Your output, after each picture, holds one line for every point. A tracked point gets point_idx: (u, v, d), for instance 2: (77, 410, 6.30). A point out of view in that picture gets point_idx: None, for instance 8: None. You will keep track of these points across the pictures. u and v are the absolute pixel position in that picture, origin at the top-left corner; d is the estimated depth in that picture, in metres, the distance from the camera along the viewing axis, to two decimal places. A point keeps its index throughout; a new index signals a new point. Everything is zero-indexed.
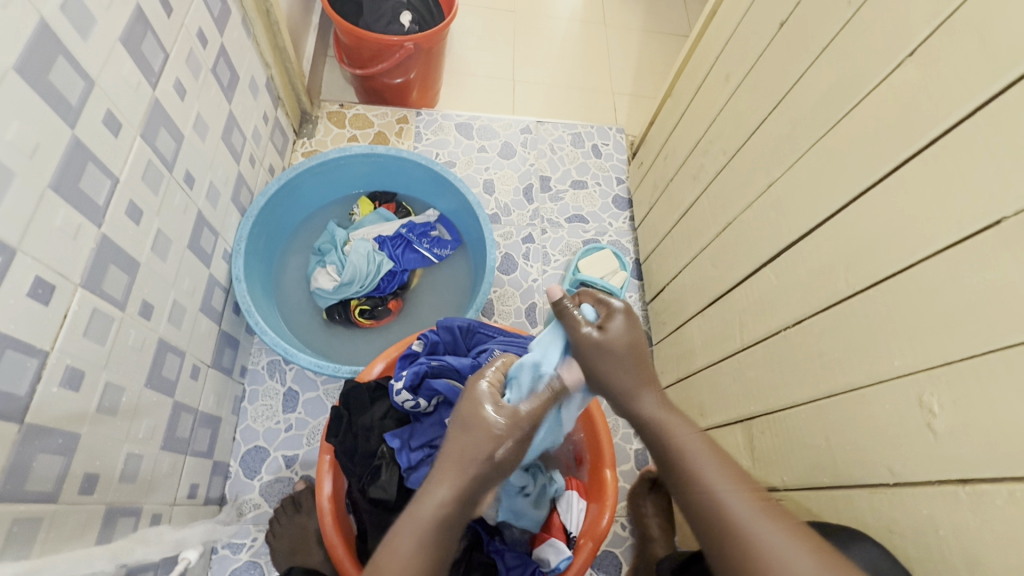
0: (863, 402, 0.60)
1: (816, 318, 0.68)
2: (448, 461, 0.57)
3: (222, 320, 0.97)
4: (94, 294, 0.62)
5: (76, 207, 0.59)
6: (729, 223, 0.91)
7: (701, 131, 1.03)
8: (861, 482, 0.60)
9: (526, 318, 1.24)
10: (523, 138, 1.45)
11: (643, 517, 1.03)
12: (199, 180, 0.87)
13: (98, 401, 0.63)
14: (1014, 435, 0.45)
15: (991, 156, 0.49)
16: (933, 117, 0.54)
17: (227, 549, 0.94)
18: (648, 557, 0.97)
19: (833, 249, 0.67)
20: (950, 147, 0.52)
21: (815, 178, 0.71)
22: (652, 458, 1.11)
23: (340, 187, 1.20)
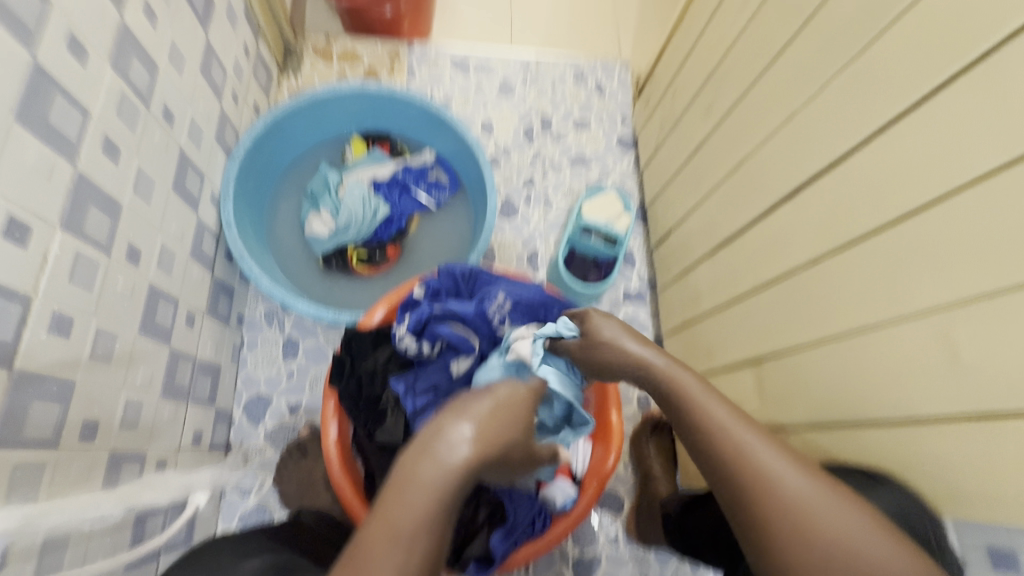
0: (879, 342, 0.59)
1: (833, 257, 0.66)
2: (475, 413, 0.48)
3: (215, 267, 0.93)
4: (76, 238, 0.58)
5: (47, 140, 0.54)
6: (742, 160, 0.86)
7: (714, 63, 0.96)
8: (872, 421, 0.60)
9: (528, 265, 1.21)
10: (522, 74, 1.36)
11: (645, 457, 1.06)
12: (178, 117, 0.81)
13: (91, 348, 0.61)
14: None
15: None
16: (979, 34, 0.49)
17: (235, 493, 0.96)
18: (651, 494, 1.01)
19: (855, 183, 0.63)
20: (995, 67, 0.48)
21: (839, 109, 0.66)
22: (653, 401, 1.12)
23: (331, 126, 1.13)
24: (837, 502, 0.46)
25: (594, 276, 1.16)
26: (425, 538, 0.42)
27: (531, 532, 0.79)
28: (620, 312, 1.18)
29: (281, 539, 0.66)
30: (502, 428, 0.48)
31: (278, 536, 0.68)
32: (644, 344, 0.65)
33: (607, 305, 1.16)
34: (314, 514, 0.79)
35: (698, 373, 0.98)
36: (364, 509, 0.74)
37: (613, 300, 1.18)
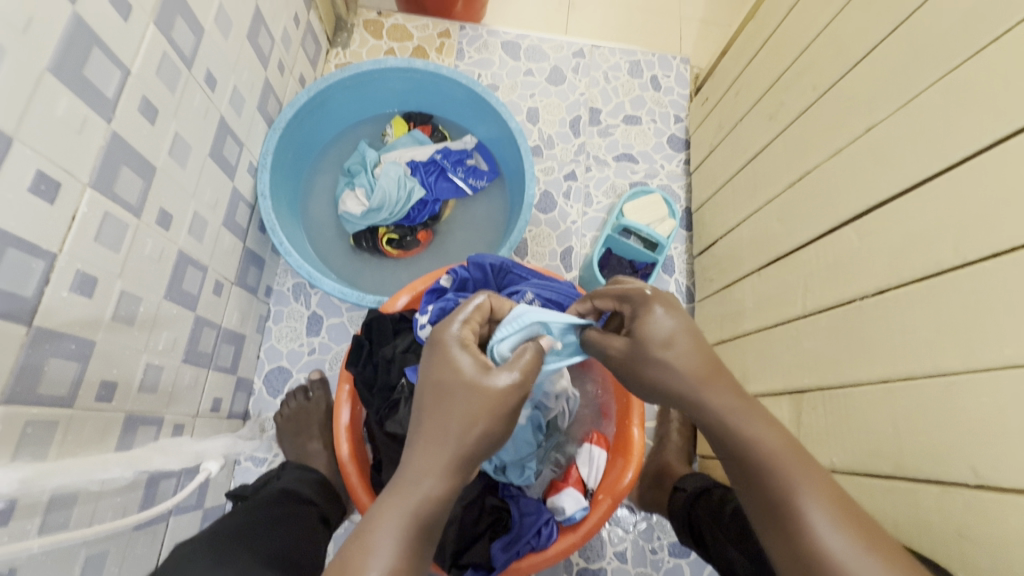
0: (949, 392, 0.53)
1: (904, 290, 0.59)
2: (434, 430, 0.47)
3: (247, 237, 0.93)
4: (105, 197, 0.58)
5: (79, 95, 0.53)
6: (807, 172, 0.79)
7: (786, 62, 0.88)
8: (932, 478, 0.54)
9: (561, 262, 1.16)
10: (575, 62, 1.31)
11: (667, 421, 1.02)
12: (221, 83, 0.80)
13: (113, 309, 0.61)
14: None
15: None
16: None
17: (249, 462, 0.96)
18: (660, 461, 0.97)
19: (943, 210, 0.56)
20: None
21: (933, 122, 0.59)
22: None
23: (374, 104, 1.11)
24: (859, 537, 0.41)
25: None
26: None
27: (535, 543, 0.74)
28: None
29: (266, 544, 0.61)
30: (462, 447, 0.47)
31: (263, 537, 0.62)
32: (695, 362, 0.52)
33: None
34: (297, 469, 0.81)
35: None
36: (366, 497, 0.73)
37: None
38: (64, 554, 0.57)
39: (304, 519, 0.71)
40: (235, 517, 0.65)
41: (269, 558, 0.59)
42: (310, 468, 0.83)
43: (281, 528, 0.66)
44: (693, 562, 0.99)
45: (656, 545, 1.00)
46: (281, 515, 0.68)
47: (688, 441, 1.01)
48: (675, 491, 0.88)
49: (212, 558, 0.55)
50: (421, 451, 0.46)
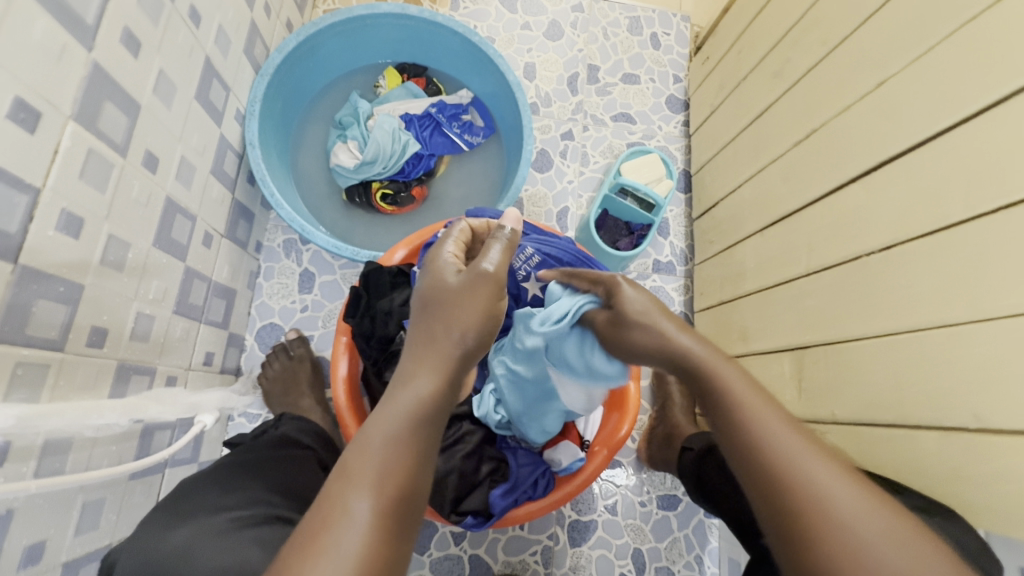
0: (949, 343, 0.54)
1: (908, 245, 0.60)
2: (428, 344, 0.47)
3: (236, 188, 0.90)
4: (89, 132, 0.55)
5: (56, 17, 0.49)
6: (812, 130, 0.78)
7: (794, 17, 0.86)
8: (930, 424, 0.56)
9: (557, 223, 1.15)
10: (574, 17, 1.26)
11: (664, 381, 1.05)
12: (206, 19, 0.75)
13: (101, 252, 0.59)
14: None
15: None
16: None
17: (243, 418, 0.96)
18: (668, 422, 1.00)
19: (952, 164, 0.56)
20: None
21: (947, 74, 0.58)
22: None
23: (366, 53, 1.06)
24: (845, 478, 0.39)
25: (624, 242, 1.09)
26: (386, 478, 0.39)
27: (532, 493, 0.77)
28: (648, 282, 1.13)
29: (270, 477, 0.63)
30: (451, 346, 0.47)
31: (269, 470, 0.64)
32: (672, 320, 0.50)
33: (635, 273, 1.12)
34: (295, 422, 0.79)
35: (732, 354, 0.93)
36: None
37: (642, 270, 1.13)
38: (62, 499, 0.57)
39: (306, 458, 0.72)
40: (241, 453, 0.67)
41: (277, 489, 0.61)
42: (306, 419, 0.82)
43: (285, 463, 0.67)
44: (682, 513, 1.03)
45: (645, 498, 1.03)
46: (281, 452, 0.70)
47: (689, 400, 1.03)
48: (684, 449, 0.89)
49: (216, 488, 0.57)
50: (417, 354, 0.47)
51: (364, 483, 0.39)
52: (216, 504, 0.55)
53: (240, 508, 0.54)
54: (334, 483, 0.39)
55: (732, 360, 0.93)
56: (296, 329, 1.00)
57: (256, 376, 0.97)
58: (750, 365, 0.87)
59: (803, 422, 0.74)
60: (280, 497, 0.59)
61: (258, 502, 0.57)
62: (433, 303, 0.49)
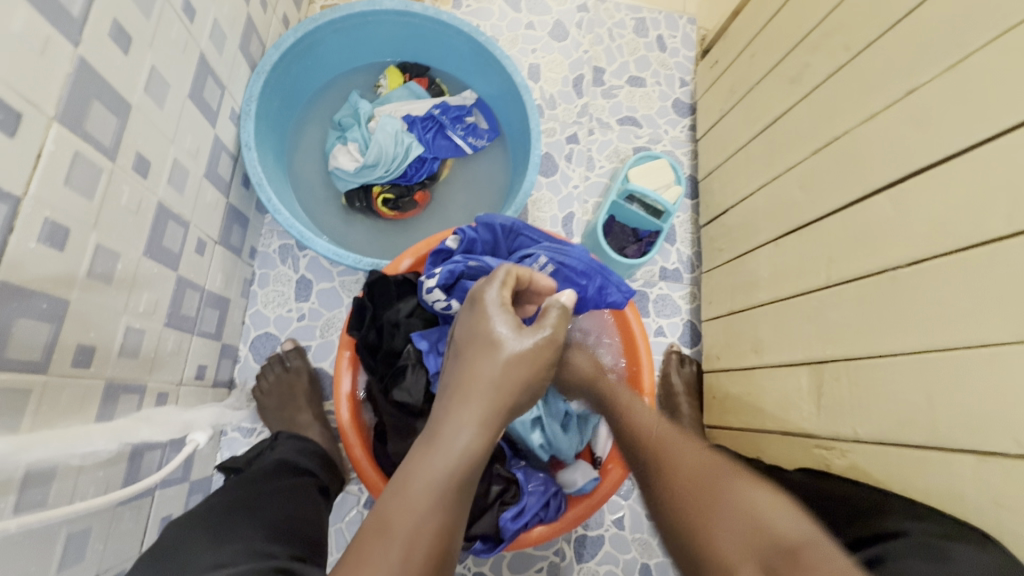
0: (987, 363, 0.52)
1: (941, 260, 0.58)
2: (478, 393, 0.47)
3: (230, 192, 0.85)
4: (75, 135, 0.50)
5: (38, 7, 0.45)
6: (832, 139, 0.76)
7: (812, 22, 0.84)
8: (966, 447, 0.54)
9: (562, 229, 1.12)
10: (579, 17, 1.24)
11: (673, 393, 1.02)
12: (201, 14, 0.70)
13: (88, 264, 0.54)
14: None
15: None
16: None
17: (236, 433, 0.91)
18: None
19: (992, 176, 0.54)
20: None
21: (983, 84, 0.56)
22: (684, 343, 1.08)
23: (367, 51, 1.02)
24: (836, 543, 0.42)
25: (632, 250, 1.06)
26: (423, 530, 0.41)
27: (543, 515, 0.74)
28: (655, 290, 1.11)
29: (267, 517, 0.57)
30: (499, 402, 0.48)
31: (266, 508, 0.59)
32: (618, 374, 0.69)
33: (642, 281, 1.09)
34: (292, 441, 0.76)
35: (744, 366, 0.91)
36: (372, 471, 0.70)
37: (649, 277, 1.11)
38: (44, 534, 0.52)
39: (307, 484, 0.69)
40: (232, 491, 0.61)
41: (275, 530, 0.56)
42: (304, 438, 0.78)
43: (281, 497, 0.62)
44: None
45: None
46: (279, 482, 0.65)
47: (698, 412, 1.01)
48: None
49: (209, 542, 0.52)
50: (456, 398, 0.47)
51: (398, 538, 0.41)
52: (210, 562, 0.49)
53: (235, 563, 0.49)
54: (370, 535, 0.41)
55: (745, 372, 0.91)
56: (292, 339, 0.95)
57: (250, 389, 0.93)
58: (765, 378, 0.85)
59: (823, 440, 0.72)
60: (279, 541, 0.54)
61: (255, 552, 0.51)
62: (484, 356, 0.49)
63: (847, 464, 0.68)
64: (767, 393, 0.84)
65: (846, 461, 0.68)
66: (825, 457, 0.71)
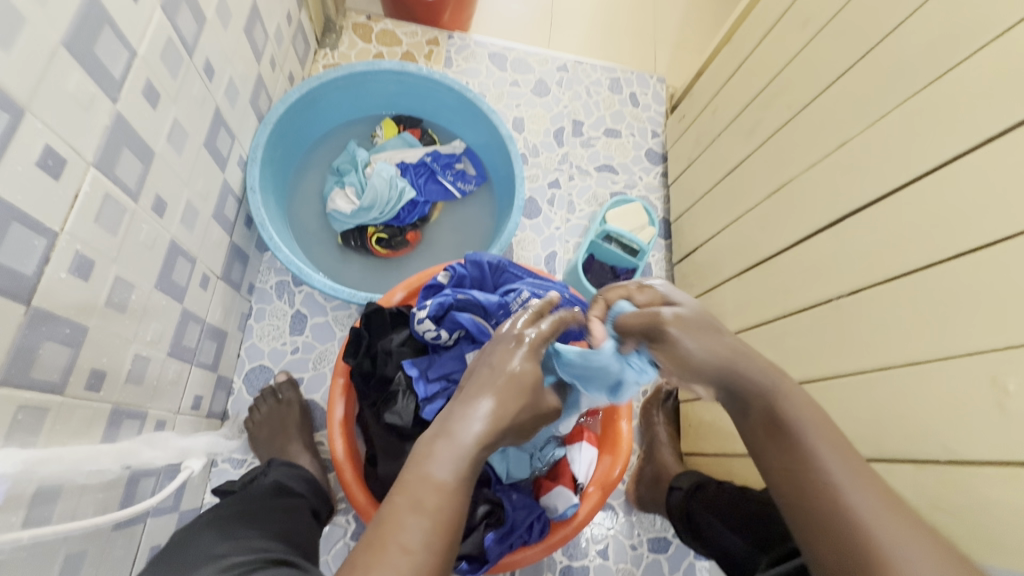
0: (919, 380, 0.58)
1: (876, 289, 0.66)
2: (493, 385, 0.49)
3: (234, 231, 0.91)
4: (107, 178, 0.57)
5: (89, 72, 0.52)
6: (782, 185, 0.86)
7: (761, 84, 0.96)
8: (906, 458, 0.59)
9: (545, 266, 1.20)
10: (559, 76, 1.36)
11: (653, 424, 1.07)
12: (218, 73, 0.79)
13: (107, 294, 0.59)
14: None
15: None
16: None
17: (227, 464, 0.93)
18: (657, 462, 1.01)
19: (913, 216, 0.63)
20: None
21: (899, 139, 0.66)
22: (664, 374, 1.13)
23: (365, 105, 1.12)
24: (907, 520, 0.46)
25: (610, 285, 1.14)
26: (452, 506, 0.42)
27: (526, 537, 0.77)
28: None
29: (271, 525, 0.62)
30: (514, 391, 0.49)
31: (268, 517, 0.63)
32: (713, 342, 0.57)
33: None
34: (284, 468, 0.77)
35: None
36: (361, 494, 0.73)
37: None
38: (46, 552, 0.54)
39: (301, 508, 0.71)
40: (237, 500, 0.65)
41: (277, 536, 0.60)
42: (296, 465, 0.80)
43: (282, 513, 0.66)
44: (672, 556, 1.02)
45: (635, 541, 1.02)
46: (275, 501, 0.68)
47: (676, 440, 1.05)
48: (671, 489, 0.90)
49: (218, 534, 0.56)
50: (471, 397, 0.48)
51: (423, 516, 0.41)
52: (216, 550, 0.53)
53: (238, 555, 0.53)
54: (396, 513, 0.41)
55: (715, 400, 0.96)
56: (286, 371, 0.99)
57: (242, 421, 0.95)
58: None
59: None
60: (280, 545, 0.58)
61: (258, 548, 0.55)
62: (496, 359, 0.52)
63: None
64: None
65: None
66: None
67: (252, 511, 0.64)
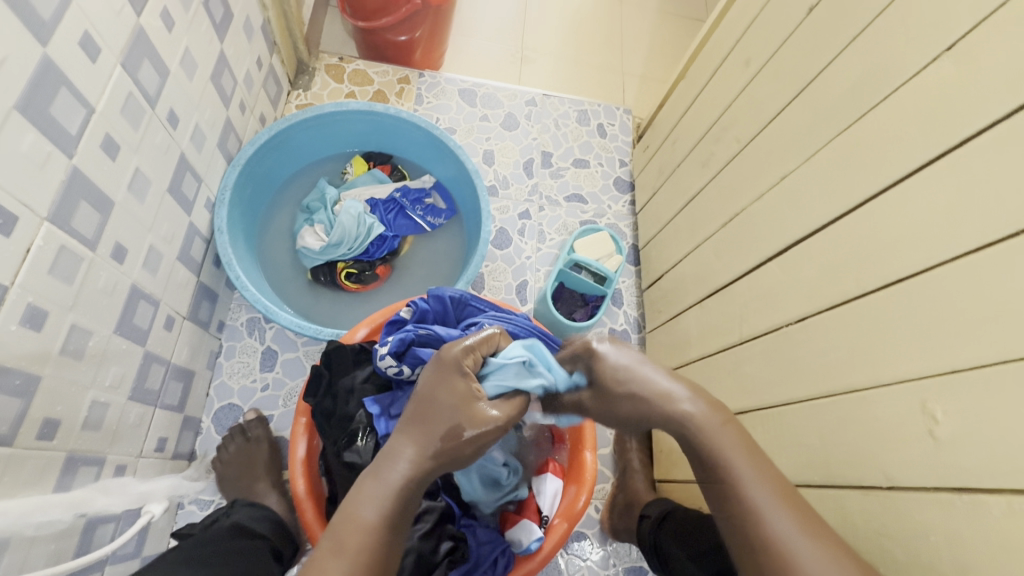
0: (860, 407, 0.60)
1: (819, 317, 0.68)
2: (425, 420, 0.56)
3: (201, 271, 0.93)
4: (63, 230, 0.58)
5: (44, 131, 0.54)
6: (735, 215, 0.88)
7: (713, 117, 1.00)
8: (853, 484, 0.60)
9: (517, 295, 1.22)
10: (528, 110, 1.40)
11: (625, 448, 1.06)
12: (183, 121, 0.81)
13: (62, 342, 0.60)
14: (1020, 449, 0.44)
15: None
16: (975, 111, 0.51)
17: (193, 505, 0.92)
18: (628, 490, 1.01)
19: (846, 248, 0.65)
20: (987, 147, 0.50)
21: (831, 173, 0.69)
22: None
23: (335, 143, 1.15)
24: (812, 534, 0.48)
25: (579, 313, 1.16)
26: (370, 547, 0.47)
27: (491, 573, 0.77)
28: None
29: (219, 569, 0.61)
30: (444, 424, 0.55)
31: (217, 561, 0.62)
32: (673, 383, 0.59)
33: None
34: (247, 509, 0.77)
35: None
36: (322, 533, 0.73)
37: None
38: None
39: (261, 547, 0.71)
40: (189, 544, 0.65)
41: None
42: (259, 505, 0.80)
43: (234, 555, 0.65)
44: None
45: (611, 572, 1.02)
46: (228, 544, 0.67)
47: (648, 466, 1.05)
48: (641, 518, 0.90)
49: None
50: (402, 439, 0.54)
51: (344, 556, 0.46)
52: None
53: None
54: (324, 555, 0.46)
55: None
56: (255, 409, 0.99)
57: (210, 461, 0.95)
58: None
59: None
60: None
61: None
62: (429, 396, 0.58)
63: None
64: None
65: None
66: None
67: (201, 556, 0.63)
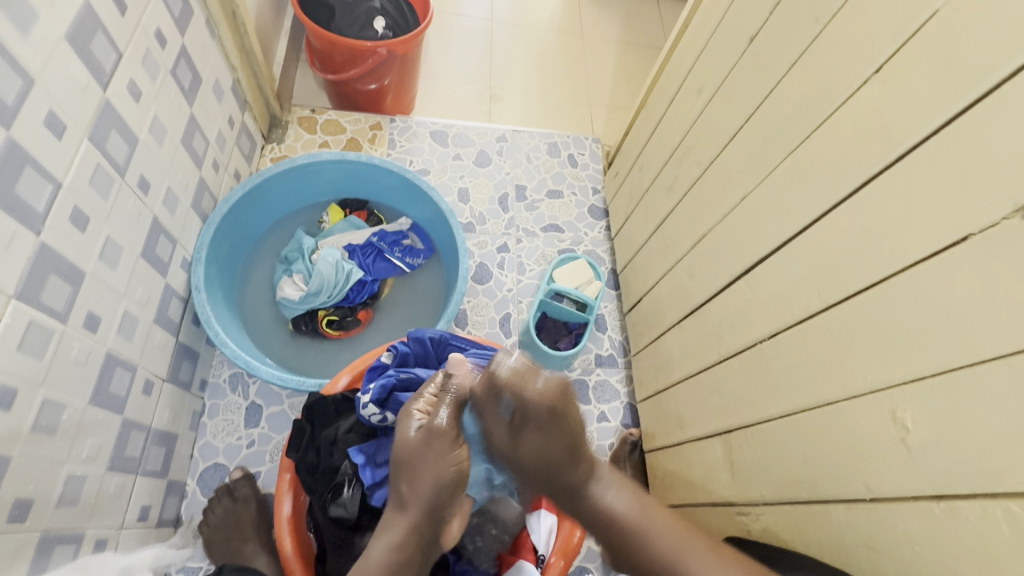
0: (837, 420, 0.60)
1: (789, 331, 0.69)
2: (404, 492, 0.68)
3: (180, 331, 0.93)
4: (31, 306, 0.58)
5: (6, 210, 0.55)
6: (703, 235, 0.90)
7: (674, 143, 1.03)
8: (838, 497, 0.60)
9: (500, 329, 1.22)
10: (499, 146, 1.44)
11: None
12: (154, 185, 0.83)
13: (33, 419, 0.59)
14: (990, 453, 0.45)
15: (969, 169, 0.48)
16: (908, 127, 0.54)
17: (181, 575, 0.89)
18: None
19: (807, 263, 0.67)
20: (924, 161, 0.52)
21: (783, 190, 0.71)
22: (629, 423, 1.14)
23: (311, 193, 1.16)
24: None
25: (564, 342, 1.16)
26: None
27: None
28: (593, 376, 1.18)
29: None
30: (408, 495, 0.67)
31: None
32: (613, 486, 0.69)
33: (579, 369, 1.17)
34: (234, 573, 0.75)
35: (674, 442, 0.97)
36: None
37: (586, 365, 1.19)
38: None
39: None
40: None
41: None
42: (247, 568, 0.78)
43: None
44: None
45: None
46: None
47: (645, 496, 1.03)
48: None
49: None
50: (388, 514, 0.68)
51: None
52: None
53: None
54: None
55: (676, 451, 0.96)
56: (241, 467, 0.97)
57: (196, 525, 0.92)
58: (691, 452, 0.91)
59: (742, 507, 0.77)
60: None
61: None
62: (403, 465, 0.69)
63: (762, 527, 0.73)
64: (694, 467, 0.90)
65: (760, 524, 0.73)
66: (744, 523, 0.76)
67: None
